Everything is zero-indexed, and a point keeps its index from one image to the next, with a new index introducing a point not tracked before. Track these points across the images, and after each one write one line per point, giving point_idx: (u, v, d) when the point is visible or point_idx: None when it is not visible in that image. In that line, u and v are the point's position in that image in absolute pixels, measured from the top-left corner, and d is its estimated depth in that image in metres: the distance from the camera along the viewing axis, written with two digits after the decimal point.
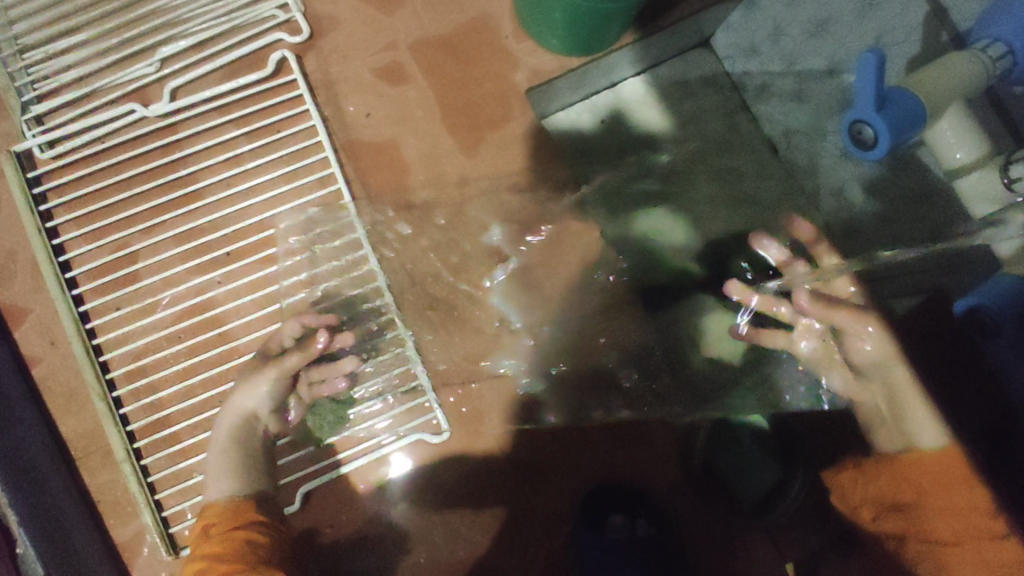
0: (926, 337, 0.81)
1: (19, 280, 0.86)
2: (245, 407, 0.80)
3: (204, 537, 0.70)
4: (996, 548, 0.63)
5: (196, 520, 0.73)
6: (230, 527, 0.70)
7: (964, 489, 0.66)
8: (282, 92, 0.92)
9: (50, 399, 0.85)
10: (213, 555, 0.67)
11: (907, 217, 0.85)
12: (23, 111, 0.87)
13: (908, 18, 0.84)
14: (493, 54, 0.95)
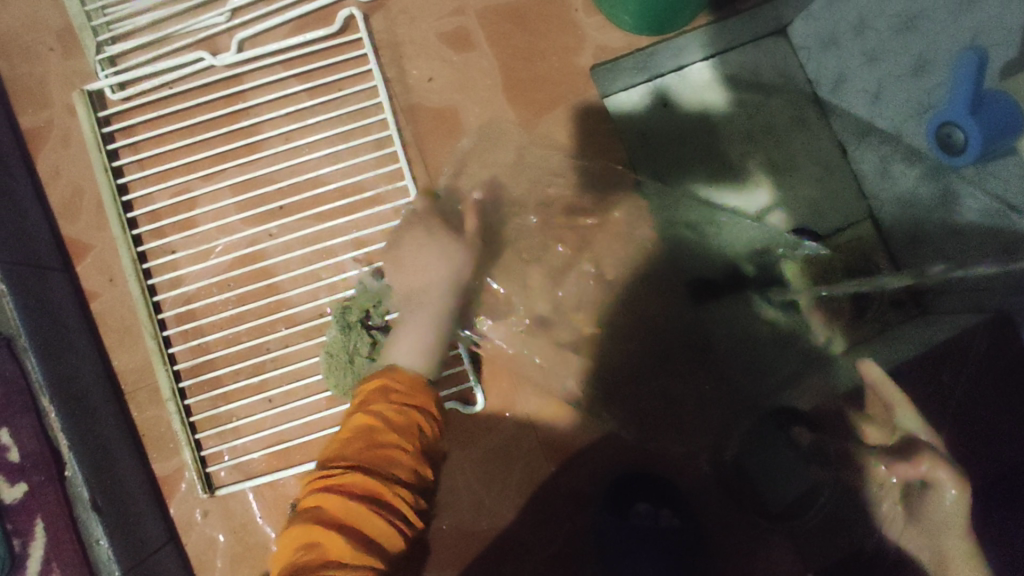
0: (997, 381, 0.68)
1: (83, 215, 0.89)
2: (456, 277, 0.80)
3: (359, 413, 0.62)
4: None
5: (371, 377, 0.67)
6: (395, 407, 0.63)
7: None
8: (348, 50, 0.92)
9: (105, 333, 0.88)
10: (382, 427, 0.61)
11: (970, 241, 0.79)
12: (97, 51, 0.89)
13: (1009, 23, 0.67)
14: (561, 28, 0.93)
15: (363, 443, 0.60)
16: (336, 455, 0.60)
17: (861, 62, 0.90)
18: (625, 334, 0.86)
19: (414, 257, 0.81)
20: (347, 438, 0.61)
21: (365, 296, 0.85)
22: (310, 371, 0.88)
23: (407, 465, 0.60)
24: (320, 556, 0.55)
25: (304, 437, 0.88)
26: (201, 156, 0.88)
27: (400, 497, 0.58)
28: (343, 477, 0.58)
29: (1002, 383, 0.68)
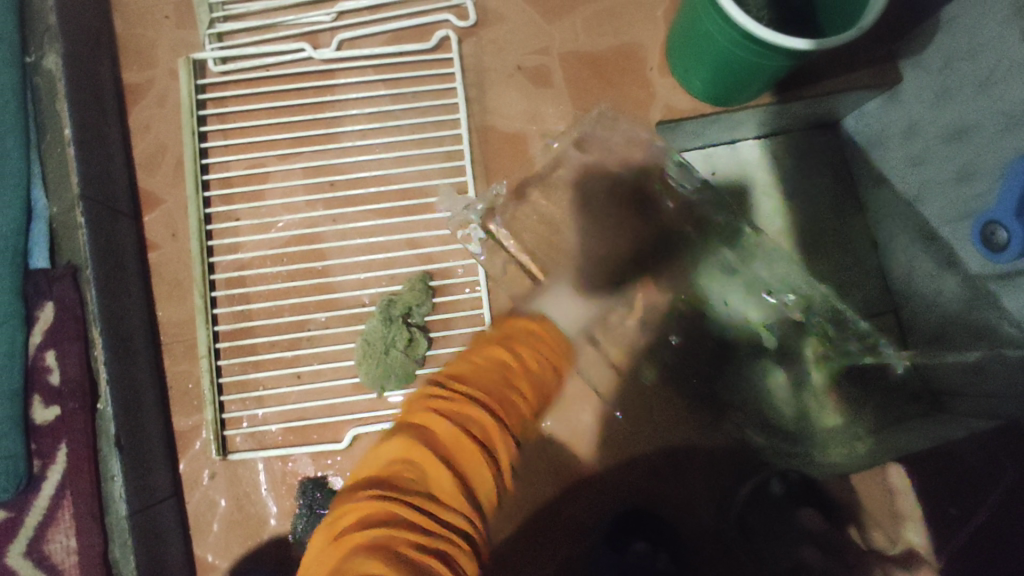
0: (975, 475, 0.73)
1: (161, 171, 0.95)
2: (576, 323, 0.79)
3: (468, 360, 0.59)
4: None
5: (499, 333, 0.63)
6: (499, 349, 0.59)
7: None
8: (436, 67, 0.98)
9: (157, 284, 0.92)
10: (513, 372, 0.58)
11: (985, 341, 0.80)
12: (209, 26, 0.96)
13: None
14: (635, 82, 0.99)
15: (493, 376, 0.57)
16: (459, 378, 0.56)
17: (905, 166, 0.95)
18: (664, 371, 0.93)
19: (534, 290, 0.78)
20: (470, 379, 0.56)
21: (410, 294, 0.89)
22: (341, 355, 0.91)
23: (521, 415, 0.56)
24: (417, 483, 0.51)
25: (322, 418, 0.90)
26: (284, 137, 0.94)
27: (509, 455, 0.54)
28: (472, 422, 0.53)
29: (974, 477, 0.73)
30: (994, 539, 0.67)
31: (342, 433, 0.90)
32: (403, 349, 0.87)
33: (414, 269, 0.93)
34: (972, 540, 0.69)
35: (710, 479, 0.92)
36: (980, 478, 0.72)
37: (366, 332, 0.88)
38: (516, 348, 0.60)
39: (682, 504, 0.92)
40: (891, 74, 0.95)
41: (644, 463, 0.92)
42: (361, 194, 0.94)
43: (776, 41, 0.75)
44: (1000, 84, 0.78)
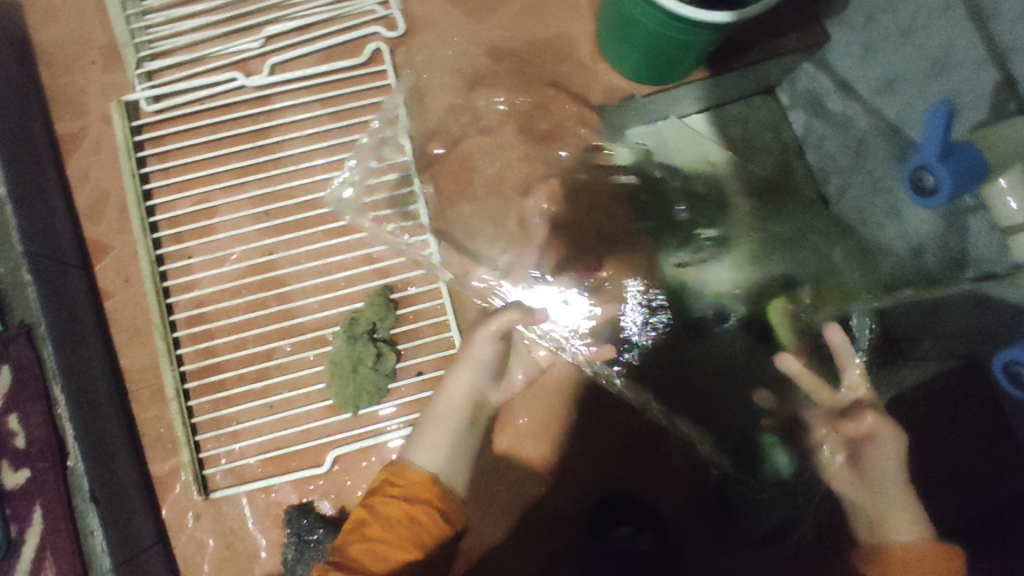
0: (942, 418, 0.78)
1: (106, 218, 0.94)
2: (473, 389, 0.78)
3: None
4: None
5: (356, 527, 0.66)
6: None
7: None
8: (370, 80, 0.99)
9: (116, 332, 0.91)
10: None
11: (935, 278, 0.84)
12: (137, 66, 0.95)
13: (973, 87, 0.75)
14: (570, 72, 1.00)
15: None
16: None
17: (843, 121, 0.96)
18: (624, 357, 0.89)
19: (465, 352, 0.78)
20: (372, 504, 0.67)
21: (372, 309, 0.90)
22: (311, 379, 0.91)
23: None
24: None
25: (299, 445, 0.89)
26: (226, 169, 0.94)
27: None
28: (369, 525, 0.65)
29: (943, 418, 0.78)
30: (982, 471, 0.75)
31: (323, 456, 0.90)
32: (373, 362, 0.87)
33: (374, 286, 0.93)
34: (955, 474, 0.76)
35: (686, 453, 0.93)
36: (943, 418, 0.78)
37: (334, 350, 0.88)
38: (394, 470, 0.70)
39: (663, 483, 0.93)
40: (814, 36, 0.97)
41: (623, 446, 0.93)
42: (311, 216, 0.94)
43: (697, 18, 0.76)
44: (922, 32, 0.80)
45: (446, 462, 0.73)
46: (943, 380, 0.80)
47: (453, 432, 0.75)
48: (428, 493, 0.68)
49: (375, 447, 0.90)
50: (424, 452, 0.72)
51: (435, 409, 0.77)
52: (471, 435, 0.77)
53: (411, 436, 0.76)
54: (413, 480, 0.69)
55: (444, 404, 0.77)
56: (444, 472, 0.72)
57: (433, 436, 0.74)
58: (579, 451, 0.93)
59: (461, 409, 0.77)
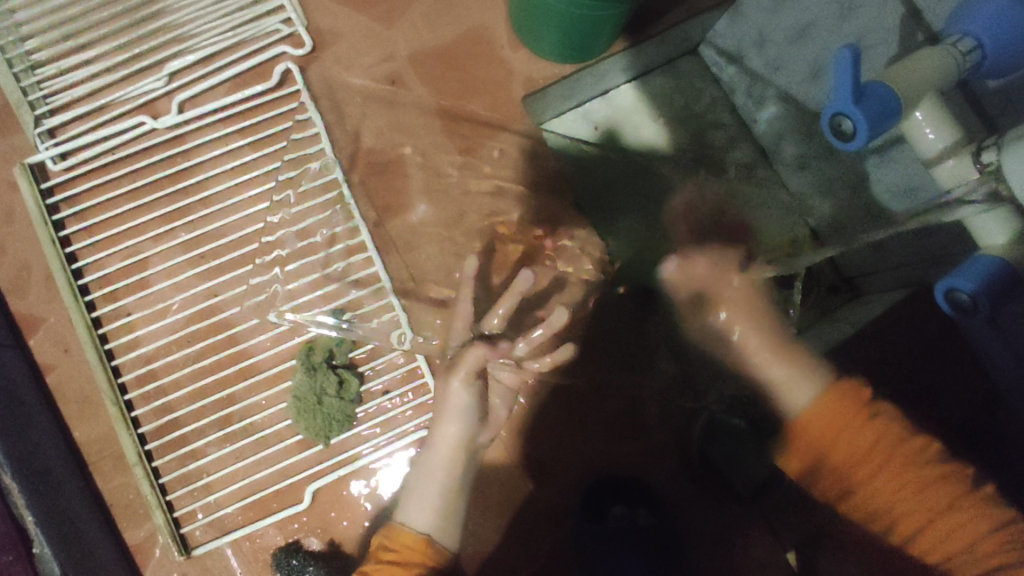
0: (899, 348, 0.80)
1: (33, 289, 0.89)
2: (456, 441, 0.78)
3: None
4: (865, 428, 0.63)
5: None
6: None
7: (858, 426, 0.63)
8: (286, 102, 0.95)
9: (64, 405, 0.88)
10: None
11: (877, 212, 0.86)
12: (36, 125, 0.91)
13: (880, 24, 0.77)
14: (489, 64, 0.97)
15: None
16: None
17: (767, 73, 0.96)
18: (585, 335, 0.88)
19: (444, 399, 0.77)
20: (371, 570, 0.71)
21: (327, 336, 0.88)
22: (277, 418, 0.88)
23: None
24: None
25: (275, 484, 0.88)
26: (150, 217, 0.90)
27: None
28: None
29: (902, 346, 0.80)
30: (950, 388, 0.79)
31: (302, 492, 0.88)
32: (335, 389, 0.86)
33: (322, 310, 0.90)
34: (933, 393, 0.79)
35: (663, 423, 0.92)
36: (902, 346, 0.80)
37: (293, 383, 0.87)
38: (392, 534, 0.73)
39: (647, 458, 0.92)
40: None
41: (603, 426, 0.92)
42: (247, 251, 0.91)
43: None
44: None
45: (441, 520, 0.75)
46: (887, 315, 0.80)
47: (443, 489, 0.76)
48: (422, 556, 0.72)
49: (354, 474, 0.89)
50: (417, 512, 0.75)
51: (426, 463, 0.78)
52: (461, 489, 0.78)
53: (405, 495, 0.77)
54: (406, 544, 0.72)
55: (433, 459, 0.78)
56: (438, 534, 0.74)
57: (425, 493, 0.76)
58: (559, 439, 0.92)
59: (448, 463, 0.77)
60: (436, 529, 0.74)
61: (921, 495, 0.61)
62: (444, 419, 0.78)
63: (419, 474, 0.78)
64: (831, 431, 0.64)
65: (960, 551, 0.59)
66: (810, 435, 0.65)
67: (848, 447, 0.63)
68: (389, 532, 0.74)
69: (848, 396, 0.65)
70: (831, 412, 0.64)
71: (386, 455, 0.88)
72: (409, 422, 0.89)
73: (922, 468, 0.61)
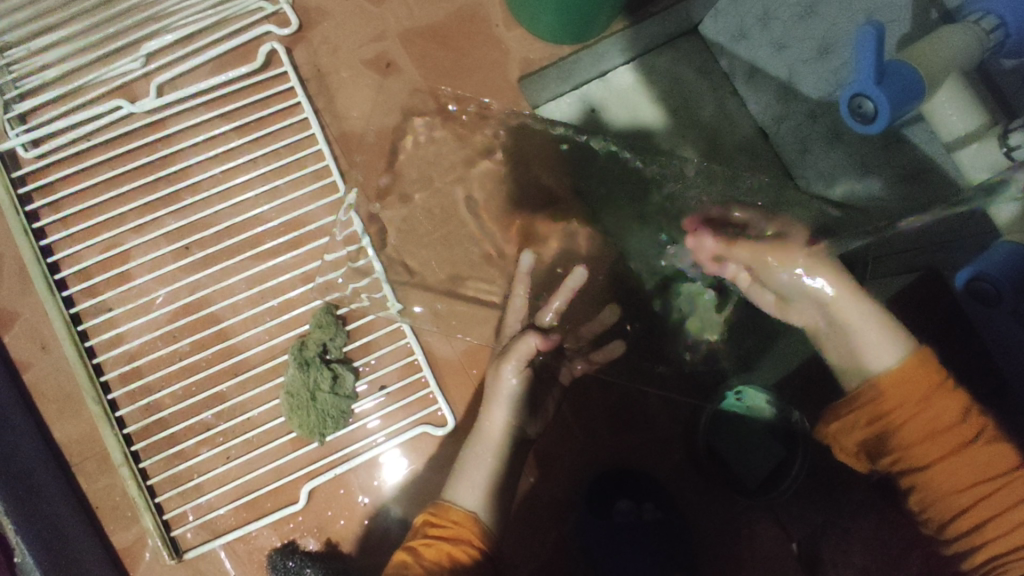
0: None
1: (6, 283, 0.85)
2: (503, 427, 0.75)
3: None
4: (944, 400, 0.60)
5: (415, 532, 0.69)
6: None
7: (935, 397, 0.60)
8: (272, 85, 0.90)
9: (44, 405, 0.84)
10: None
11: (909, 201, 0.80)
12: (5, 110, 0.85)
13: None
14: (484, 43, 0.93)
15: None
16: None
17: (769, 52, 0.90)
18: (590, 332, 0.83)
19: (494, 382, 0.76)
20: (409, 552, 0.66)
21: (320, 331, 0.84)
22: (268, 415, 0.85)
23: None
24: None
25: (267, 482, 0.84)
26: (128, 207, 0.86)
27: None
28: (411, 566, 0.64)
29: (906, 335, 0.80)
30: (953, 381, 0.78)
31: (297, 491, 0.85)
32: (328, 385, 0.82)
33: (315, 302, 0.87)
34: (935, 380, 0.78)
35: (665, 413, 0.89)
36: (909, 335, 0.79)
37: (285, 380, 0.83)
38: (443, 515, 0.69)
39: (650, 452, 0.89)
40: None
41: (608, 419, 0.89)
42: (234, 242, 0.87)
43: None
44: None
45: (488, 502, 0.71)
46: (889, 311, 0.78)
47: (491, 473, 0.73)
48: (469, 535, 0.68)
49: (350, 472, 0.86)
50: (466, 489, 0.71)
51: (472, 448, 0.75)
52: (508, 476, 0.74)
53: (452, 475, 0.74)
54: (454, 520, 0.69)
55: (481, 443, 0.75)
56: (483, 515, 0.70)
57: (473, 475, 0.73)
58: (564, 432, 0.89)
59: (497, 447, 0.74)
60: (485, 509, 0.70)
61: (992, 483, 0.58)
62: (490, 403, 0.76)
63: (464, 460, 0.74)
64: (904, 399, 0.61)
65: (1015, 549, 0.57)
66: (885, 403, 0.61)
67: (928, 419, 0.59)
68: (434, 516, 0.69)
69: (919, 363, 0.61)
70: (908, 377, 0.61)
71: (382, 451, 0.86)
72: (405, 418, 0.86)
73: (999, 453, 0.59)
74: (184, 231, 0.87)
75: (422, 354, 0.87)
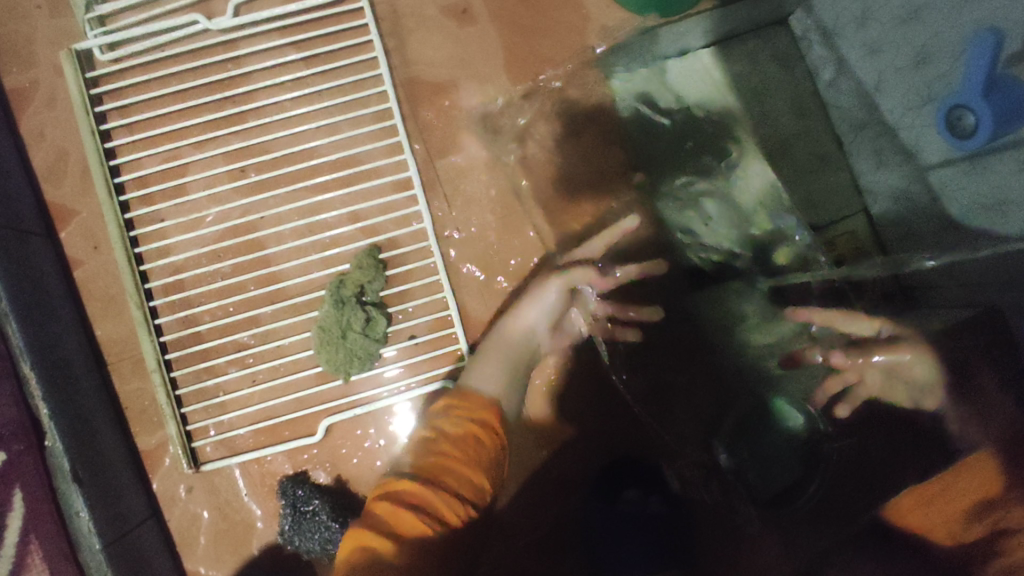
0: None
1: (69, 180, 0.88)
2: (531, 325, 0.76)
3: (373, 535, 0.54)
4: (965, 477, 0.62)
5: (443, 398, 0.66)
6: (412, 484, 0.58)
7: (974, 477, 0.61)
8: (346, 20, 0.90)
9: (89, 303, 0.87)
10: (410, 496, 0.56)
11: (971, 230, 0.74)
12: (87, 10, 0.87)
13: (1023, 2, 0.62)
14: (566, 6, 0.91)
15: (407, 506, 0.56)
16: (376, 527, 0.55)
17: (861, 57, 0.83)
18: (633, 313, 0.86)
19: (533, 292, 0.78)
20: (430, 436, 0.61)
21: (359, 272, 0.84)
22: (299, 346, 0.86)
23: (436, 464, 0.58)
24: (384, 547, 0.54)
25: (290, 409, 0.86)
26: (192, 122, 0.86)
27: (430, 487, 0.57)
28: (438, 444, 0.60)
29: None
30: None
31: (315, 425, 0.87)
32: (361, 325, 0.83)
33: (360, 241, 0.87)
34: None
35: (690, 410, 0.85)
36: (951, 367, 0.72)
37: (321, 312, 0.84)
38: (467, 396, 0.65)
39: (669, 450, 0.86)
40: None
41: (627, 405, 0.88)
42: (288, 171, 0.88)
43: None
44: None
45: (506, 390, 0.69)
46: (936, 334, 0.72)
47: (512, 364, 0.72)
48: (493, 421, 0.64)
49: (369, 414, 0.87)
50: (482, 377, 0.69)
51: (495, 340, 0.75)
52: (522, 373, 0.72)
53: (472, 368, 0.72)
54: (478, 403, 0.65)
55: (505, 336, 0.75)
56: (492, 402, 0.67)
57: (492, 366, 0.71)
58: (586, 411, 0.89)
59: (520, 345, 0.74)
60: (503, 398, 0.68)
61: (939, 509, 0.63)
62: (528, 300, 0.76)
63: (484, 351, 0.74)
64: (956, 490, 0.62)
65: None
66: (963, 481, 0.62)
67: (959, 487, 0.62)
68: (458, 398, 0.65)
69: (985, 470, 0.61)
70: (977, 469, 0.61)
71: (404, 399, 0.86)
72: (431, 371, 0.87)
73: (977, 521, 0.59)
74: (243, 155, 0.88)
75: (457, 310, 0.87)
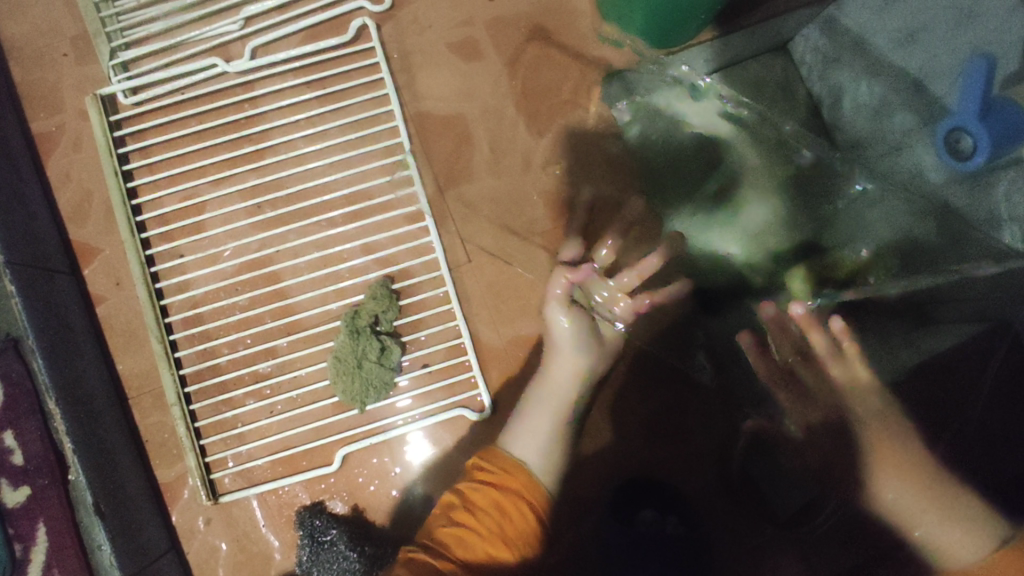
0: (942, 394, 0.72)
1: (92, 219, 0.90)
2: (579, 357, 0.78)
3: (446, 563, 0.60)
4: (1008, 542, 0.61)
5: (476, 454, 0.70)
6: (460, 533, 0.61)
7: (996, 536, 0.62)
8: (358, 59, 0.93)
9: (111, 338, 0.89)
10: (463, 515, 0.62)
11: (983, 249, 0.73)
12: (111, 57, 0.91)
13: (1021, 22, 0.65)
14: (569, 39, 0.94)
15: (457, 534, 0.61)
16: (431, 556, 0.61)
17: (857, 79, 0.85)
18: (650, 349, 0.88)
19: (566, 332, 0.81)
20: (463, 520, 0.62)
21: (374, 302, 0.85)
22: (315, 376, 0.88)
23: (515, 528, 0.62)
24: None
25: (308, 440, 0.88)
26: (211, 161, 0.89)
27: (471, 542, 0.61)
28: (479, 487, 0.64)
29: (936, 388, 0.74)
30: None
31: (331, 454, 0.87)
32: (376, 356, 0.84)
33: (374, 272, 0.89)
34: None
35: (706, 440, 0.88)
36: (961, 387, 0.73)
37: (336, 343, 0.85)
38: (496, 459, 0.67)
39: (686, 480, 0.88)
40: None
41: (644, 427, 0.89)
42: (304, 206, 0.90)
43: None
44: None
45: (541, 458, 0.69)
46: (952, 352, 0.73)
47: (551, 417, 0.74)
48: (517, 484, 0.65)
49: (384, 443, 0.88)
50: (520, 443, 0.70)
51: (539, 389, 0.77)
52: (565, 446, 0.72)
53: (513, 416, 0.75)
54: (501, 467, 0.67)
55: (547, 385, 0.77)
56: (541, 479, 0.67)
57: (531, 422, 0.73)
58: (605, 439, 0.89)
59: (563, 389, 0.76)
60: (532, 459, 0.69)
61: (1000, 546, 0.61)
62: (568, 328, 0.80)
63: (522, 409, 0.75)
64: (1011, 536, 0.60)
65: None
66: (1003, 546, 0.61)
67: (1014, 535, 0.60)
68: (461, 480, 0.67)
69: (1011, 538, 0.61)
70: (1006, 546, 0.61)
71: (415, 429, 0.87)
72: (443, 399, 0.88)
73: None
74: (260, 192, 0.91)
75: (469, 338, 0.88)
